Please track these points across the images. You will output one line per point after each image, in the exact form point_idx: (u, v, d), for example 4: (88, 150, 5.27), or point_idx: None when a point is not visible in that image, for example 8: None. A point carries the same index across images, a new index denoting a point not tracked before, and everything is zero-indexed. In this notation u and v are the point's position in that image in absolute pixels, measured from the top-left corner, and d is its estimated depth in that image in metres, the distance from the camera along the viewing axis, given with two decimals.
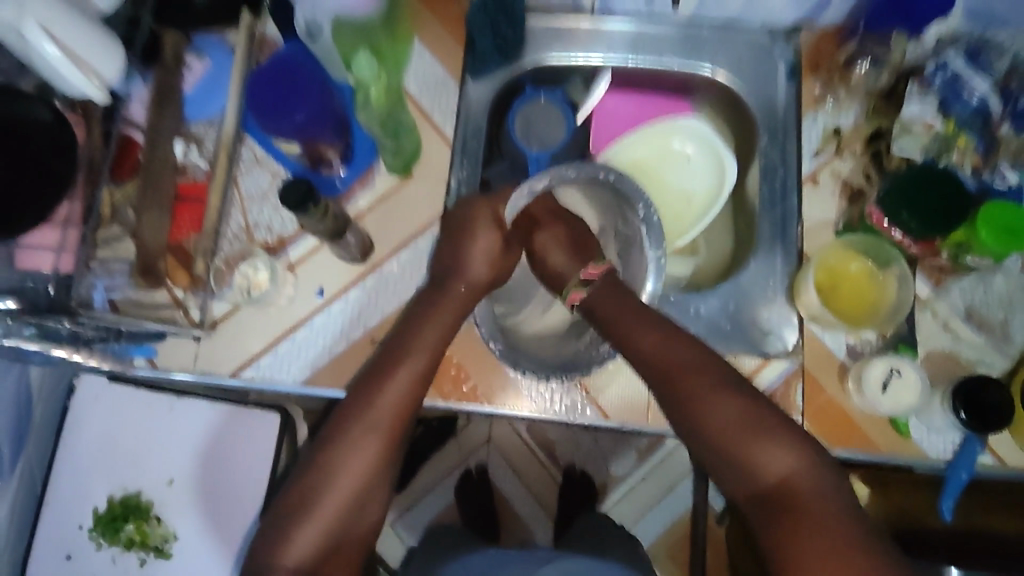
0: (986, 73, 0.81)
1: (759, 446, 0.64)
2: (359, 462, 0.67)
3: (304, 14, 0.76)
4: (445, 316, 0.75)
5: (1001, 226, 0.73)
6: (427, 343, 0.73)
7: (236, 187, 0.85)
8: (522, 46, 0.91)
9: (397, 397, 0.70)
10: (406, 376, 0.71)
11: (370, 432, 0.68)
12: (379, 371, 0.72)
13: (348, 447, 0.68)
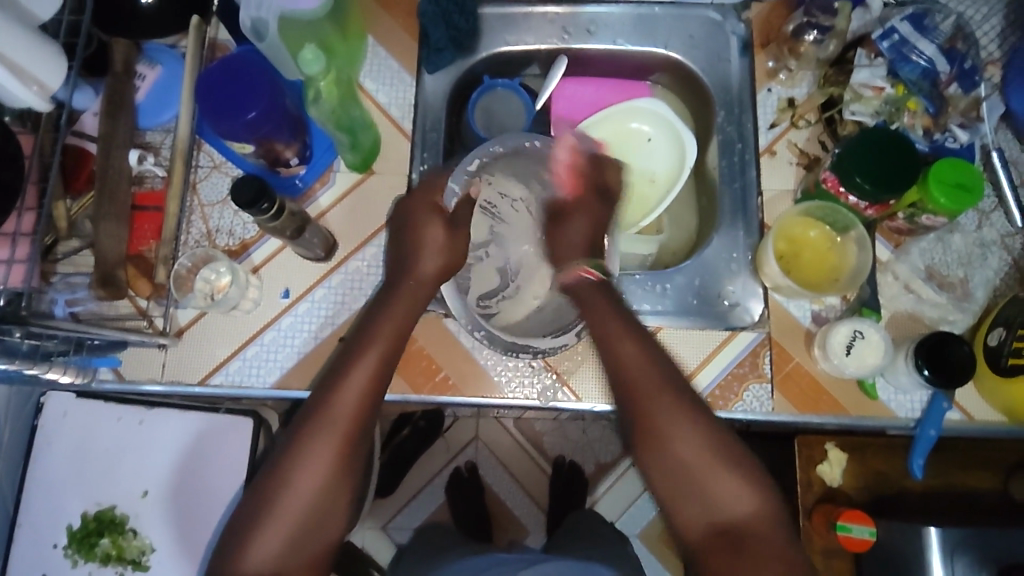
0: (932, 37, 0.84)
1: (704, 471, 0.65)
2: (324, 457, 0.64)
3: (248, 13, 0.74)
4: (400, 307, 0.70)
5: (951, 182, 0.74)
6: (387, 327, 0.69)
7: (195, 195, 0.85)
8: (478, 37, 0.92)
9: (354, 394, 0.66)
10: (360, 377, 0.66)
11: (328, 437, 0.64)
12: (334, 371, 0.67)
13: (306, 452, 0.64)
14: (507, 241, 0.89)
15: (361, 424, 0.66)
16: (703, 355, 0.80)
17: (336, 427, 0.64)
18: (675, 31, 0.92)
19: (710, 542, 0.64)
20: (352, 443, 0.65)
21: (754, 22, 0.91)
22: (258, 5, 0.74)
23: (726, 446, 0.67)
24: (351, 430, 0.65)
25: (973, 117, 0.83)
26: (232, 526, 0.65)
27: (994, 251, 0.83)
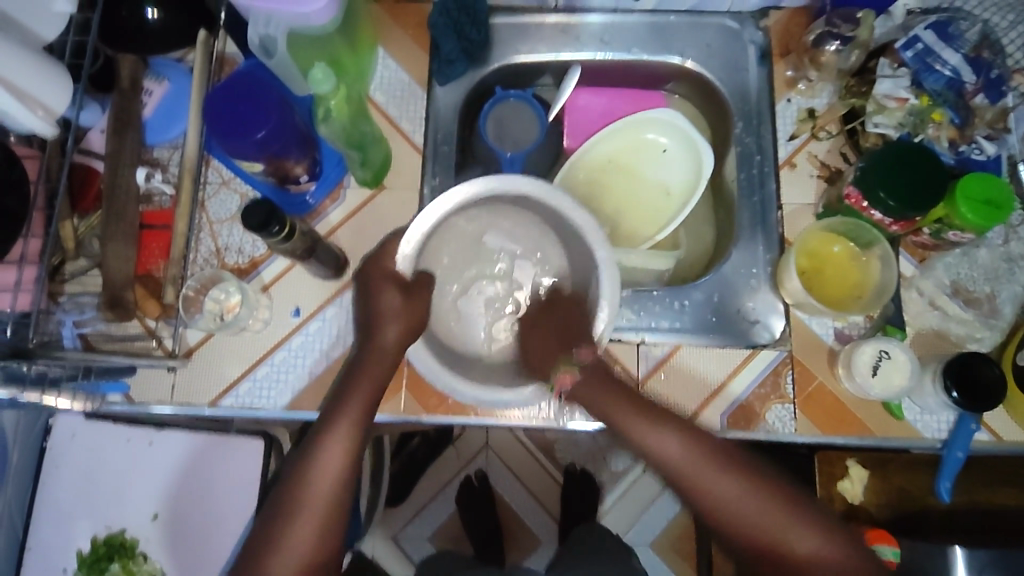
0: (956, 46, 0.81)
1: (782, 523, 0.65)
2: (303, 536, 0.65)
3: (257, 31, 0.72)
4: (366, 383, 0.71)
5: (979, 197, 0.72)
6: (355, 407, 0.70)
7: (202, 212, 0.83)
8: (489, 47, 0.90)
9: (327, 471, 0.67)
10: (338, 451, 0.68)
11: (305, 517, 0.65)
12: (303, 452, 0.68)
13: (286, 535, 0.64)
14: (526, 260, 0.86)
15: (340, 498, 0.67)
16: (723, 375, 0.79)
17: (311, 506, 0.66)
18: (691, 40, 0.90)
19: (760, 558, 0.66)
20: (330, 519, 0.66)
21: (773, 30, 0.89)
22: (265, 23, 0.72)
23: (790, 494, 0.67)
24: (326, 504, 0.66)
25: (1001, 128, 0.80)
26: None
27: None
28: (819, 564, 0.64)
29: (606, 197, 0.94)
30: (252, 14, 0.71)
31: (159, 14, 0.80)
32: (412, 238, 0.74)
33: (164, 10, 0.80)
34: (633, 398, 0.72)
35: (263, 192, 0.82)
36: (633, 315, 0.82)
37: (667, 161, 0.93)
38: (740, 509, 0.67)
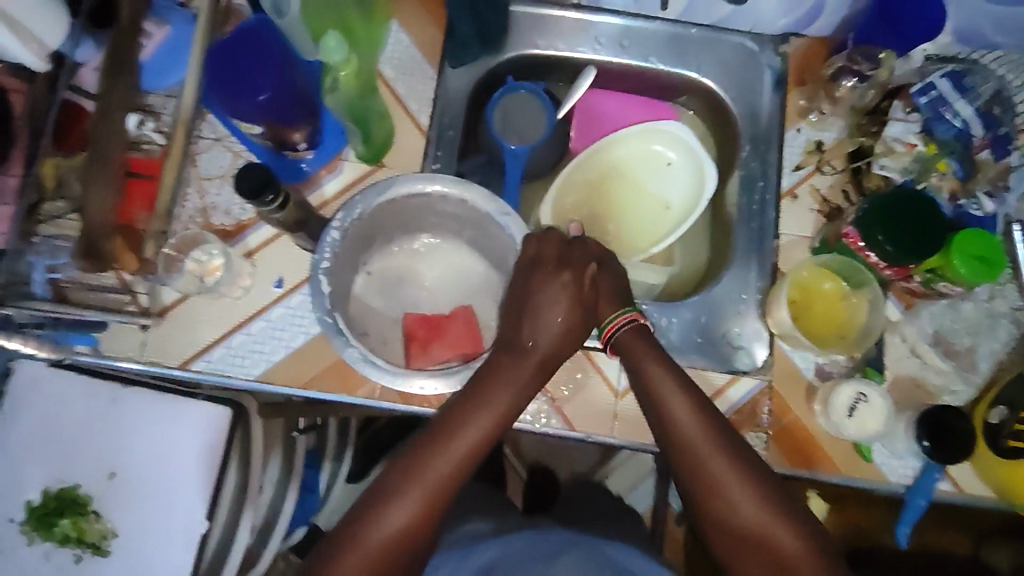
0: (969, 97, 0.81)
1: (768, 522, 0.64)
2: (415, 499, 0.64)
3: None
4: (519, 374, 0.70)
5: (975, 254, 0.72)
6: (502, 400, 0.68)
7: (193, 167, 0.81)
8: (507, 35, 0.88)
9: (443, 463, 0.65)
10: (465, 445, 0.66)
11: (415, 498, 0.64)
12: (432, 435, 0.67)
13: (387, 503, 0.64)
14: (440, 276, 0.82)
15: (454, 492, 0.66)
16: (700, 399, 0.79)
17: (418, 495, 0.64)
18: (709, 56, 0.89)
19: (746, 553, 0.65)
20: (434, 515, 0.64)
21: (792, 58, 0.88)
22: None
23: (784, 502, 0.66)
24: (439, 498, 0.65)
25: (1001, 186, 0.80)
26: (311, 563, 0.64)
27: (1004, 324, 0.82)
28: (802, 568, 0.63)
29: (607, 202, 0.93)
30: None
31: None
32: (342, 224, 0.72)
33: None
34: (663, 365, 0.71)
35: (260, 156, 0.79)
36: None
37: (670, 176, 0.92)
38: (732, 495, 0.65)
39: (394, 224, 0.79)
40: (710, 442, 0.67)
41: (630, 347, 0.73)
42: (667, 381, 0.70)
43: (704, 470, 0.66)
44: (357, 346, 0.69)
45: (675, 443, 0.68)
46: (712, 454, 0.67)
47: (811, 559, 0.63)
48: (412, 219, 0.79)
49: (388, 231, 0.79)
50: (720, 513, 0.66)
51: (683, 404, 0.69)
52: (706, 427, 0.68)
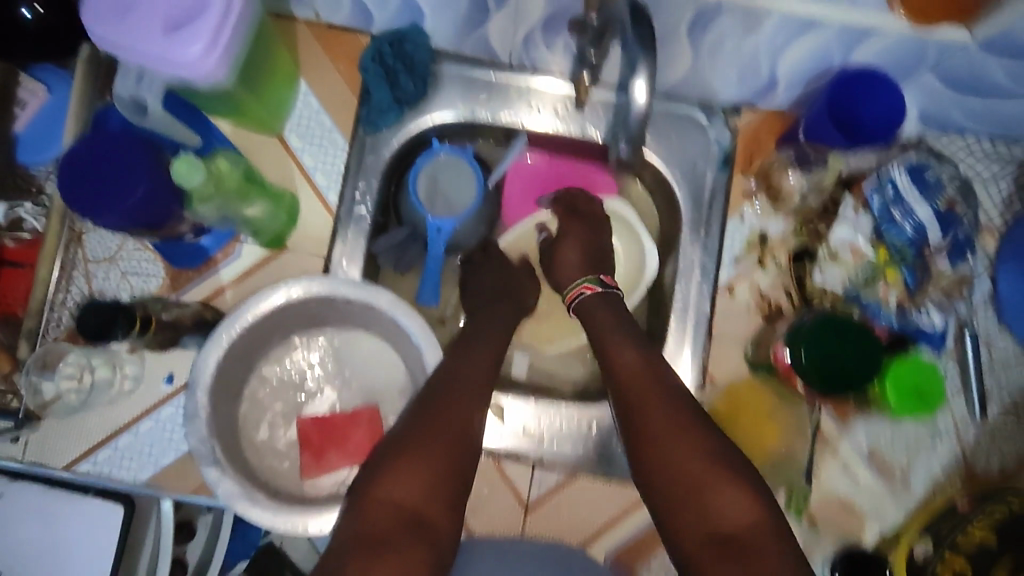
0: (931, 197, 0.72)
1: (696, 451, 0.60)
2: (420, 471, 0.59)
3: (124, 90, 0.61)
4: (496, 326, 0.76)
5: (910, 385, 0.66)
6: (481, 370, 0.68)
7: (78, 247, 0.74)
8: (428, 98, 0.79)
9: (445, 427, 0.62)
10: (481, 359, 0.70)
11: (419, 465, 0.60)
12: (429, 392, 0.65)
13: (401, 463, 0.59)
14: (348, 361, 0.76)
15: (461, 452, 0.62)
16: (614, 513, 0.76)
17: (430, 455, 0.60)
18: (655, 128, 0.79)
19: (678, 495, 0.60)
20: (456, 470, 0.61)
21: (741, 134, 0.79)
22: (139, 81, 0.62)
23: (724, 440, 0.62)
24: (450, 470, 0.61)
25: (954, 296, 0.74)
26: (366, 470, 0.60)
27: (944, 440, 0.77)
28: (740, 528, 0.57)
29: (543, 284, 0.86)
30: (123, 70, 0.62)
31: (38, 12, 0.66)
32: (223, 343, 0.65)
33: (53, 4, 0.67)
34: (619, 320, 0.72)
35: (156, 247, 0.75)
36: (535, 428, 0.77)
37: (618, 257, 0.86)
38: (664, 424, 0.63)
39: (291, 322, 0.72)
40: (651, 389, 0.65)
41: (593, 314, 0.74)
42: (608, 334, 0.71)
43: (659, 437, 0.62)
44: (229, 482, 0.62)
45: (627, 409, 0.66)
46: (670, 406, 0.64)
47: (722, 479, 0.59)
48: (312, 316, 0.72)
49: (285, 328, 0.72)
50: (665, 440, 0.62)
51: (636, 361, 0.68)
52: (649, 371, 0.67)
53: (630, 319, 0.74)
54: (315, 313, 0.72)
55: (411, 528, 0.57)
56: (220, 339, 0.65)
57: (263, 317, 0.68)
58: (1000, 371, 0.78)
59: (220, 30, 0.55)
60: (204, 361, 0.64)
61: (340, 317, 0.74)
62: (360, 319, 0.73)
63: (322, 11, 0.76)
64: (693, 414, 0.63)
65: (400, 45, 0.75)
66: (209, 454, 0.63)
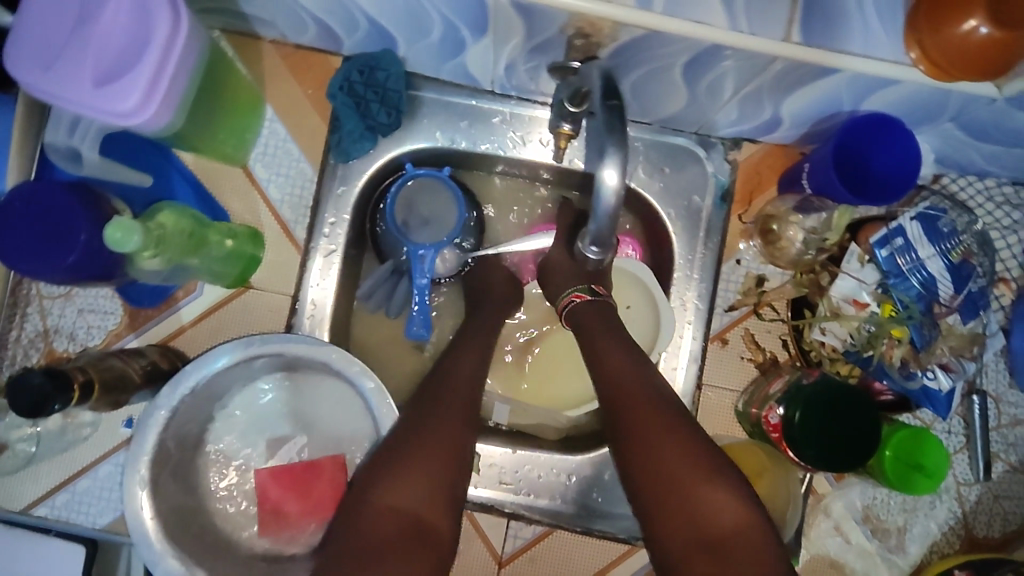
0: (943, 248, 0.68)
1: (693, 473, 0.54)
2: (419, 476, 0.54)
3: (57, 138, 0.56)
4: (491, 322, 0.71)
5: (909, 461, 0.62)
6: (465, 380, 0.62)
7: (34, 282, 0.71)
8: (403, 125, 0.74)
9: (440, 424, 0.57)
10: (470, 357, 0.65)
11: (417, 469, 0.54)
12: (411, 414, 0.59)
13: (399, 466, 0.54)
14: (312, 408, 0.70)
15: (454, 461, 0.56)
16: (593, 568, 0.73)
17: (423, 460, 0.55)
18: (645, 161, 0.74)
19: (667, 519, 0.53)
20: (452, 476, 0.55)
21: (740, 168, 0.74)
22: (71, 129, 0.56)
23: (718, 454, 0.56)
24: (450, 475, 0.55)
25: (965, 356, 0.68)
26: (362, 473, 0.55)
27: (944, 501, 0.73)
28: (734, 535, 0.52)
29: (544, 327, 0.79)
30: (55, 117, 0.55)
31: None
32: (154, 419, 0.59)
33: None
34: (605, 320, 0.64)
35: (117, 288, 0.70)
36: (511, 480, 0.72)
37: (630, 321, 0.72)
38: (658, 448, 0.55)
39: (247, 371, 0.66)
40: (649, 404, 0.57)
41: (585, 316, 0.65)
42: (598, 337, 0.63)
43: (652, 447, 0.55)
44: (178, 560, 0.58)
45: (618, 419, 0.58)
46: (664, 421, 0.56)
47: (727, 516, 0.52)
48: (270, 365, 0.67)
49: (241, 376, 0.67)
50: (659, 470, 0.54)
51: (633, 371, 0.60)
52: (639, 381, 0.59)
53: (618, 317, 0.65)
54: (262, 363, 0.66)
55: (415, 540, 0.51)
56: (163, 407, 0.59)
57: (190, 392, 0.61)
58: (1008, 429, 0.73)
59: (158, 79, 0.52)
60: (147, 433, 0.59)
61: (290, 364, 0.67)
62: (319, 369, 0.67)
63: (286, 33, 0.70)
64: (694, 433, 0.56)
65: (371, 71, 0.70)
66: (156, 528, 0.58)
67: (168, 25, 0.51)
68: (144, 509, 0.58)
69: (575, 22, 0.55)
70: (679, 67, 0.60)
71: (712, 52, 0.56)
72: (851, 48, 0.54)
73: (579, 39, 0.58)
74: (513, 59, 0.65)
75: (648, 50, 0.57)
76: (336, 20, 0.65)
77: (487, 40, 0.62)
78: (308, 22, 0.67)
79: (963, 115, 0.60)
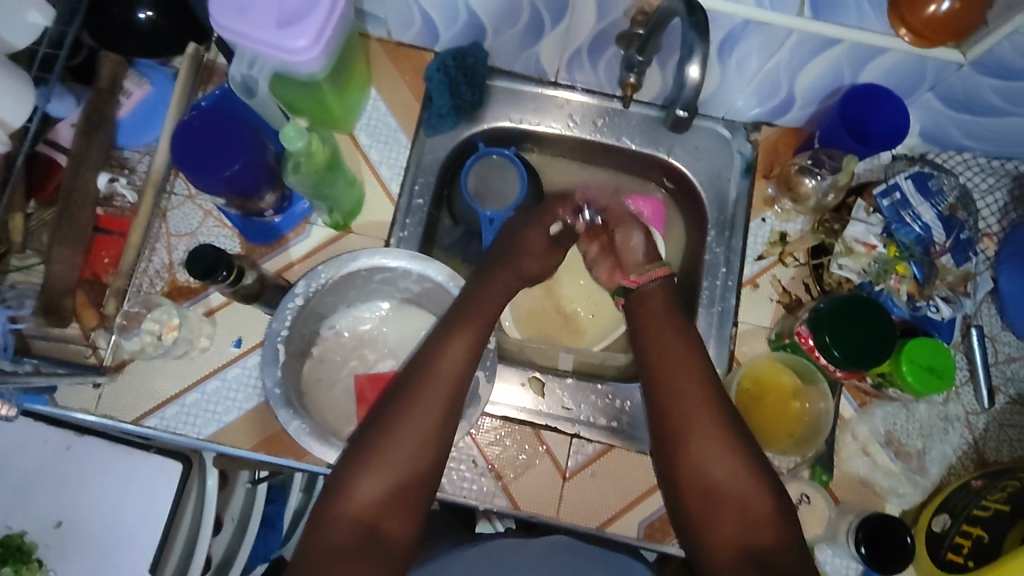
0: (933, 203, 0.81)
1: (740, 481, 0.62)
2: (382, 480, 0.61)
3: (239, 69, 0.73)
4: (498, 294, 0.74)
5: (922, 363, 0.73)
6: (449, 383, 0.67)
7: (163, 222, 0.82)
8: (483, 105, 0.89)
9: (402, 438, 0.63)
10: (461, 348, 0.69)
11: (380, 471, 0.61)
12: (381, 419, 0.64)
13: (363, 471, 0.61)
14: (400, 334, 0.81)
15: (422, 466, 0.63)
16: (648, 485, 0.80)
17: (388, 463, 0.62)
18: (683, 139, 0.89)
19: (711, 526, 0.62)
20: (417, 474, 0.62)
21: (761, 146, 0.89)
22: (250, 65, 0.72)
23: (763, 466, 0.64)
24: (415, 482, 0.62)
25: (960, 291, 0.81)
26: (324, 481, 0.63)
27: (956, 427, 0.82)
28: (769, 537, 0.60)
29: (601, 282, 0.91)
30: (238, 55, 0.72)
31: (150, 16, 0.79)
32: (297, 299, 0.74)
33: None
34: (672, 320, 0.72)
35: (236, 226, 0.82)
36: (571, 405, 0.82)
37: None
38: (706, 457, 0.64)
39: (354, 289, 0.79)
40: (704, 424, 0.65)
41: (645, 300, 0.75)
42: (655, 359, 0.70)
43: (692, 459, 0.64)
44: (299, 420, 0.69)
45: (671, 432, 0.66)
46: (713, 434, 0.64)
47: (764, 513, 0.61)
48: (370, 287, 0.80)
49: (350, 295, 0.80)
50: (708, 477, 0.63)
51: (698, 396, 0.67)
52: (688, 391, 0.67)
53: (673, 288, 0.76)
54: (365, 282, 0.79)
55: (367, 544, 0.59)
56: (297, 295, 0.74)
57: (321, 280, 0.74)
58: (1005, 365, 0.84)
59: (323, 29, 0.66)
60: (280, 317, 0.73)
61: (381, 284, 0.79)
62: (408, 287, 0.79)
63: (393, 30, 0.87)
64: (742, 464, 0.63)
65: (462, 58, 0.85)
66: (279, 397, 0.70)
67: None
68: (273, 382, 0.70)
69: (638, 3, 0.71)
70: (715, 46, 0.75)
71: (744, 27, 0.71)
72: (849, 22, 0.70)
73: (640, 18, 0.73)
74: (581, 48, 0.82)
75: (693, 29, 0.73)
76: (440, 13, 0.82)
77: (562, 27, 0.78)
78: (416, 17, 0.83)
79: (940, 83, 0.76)
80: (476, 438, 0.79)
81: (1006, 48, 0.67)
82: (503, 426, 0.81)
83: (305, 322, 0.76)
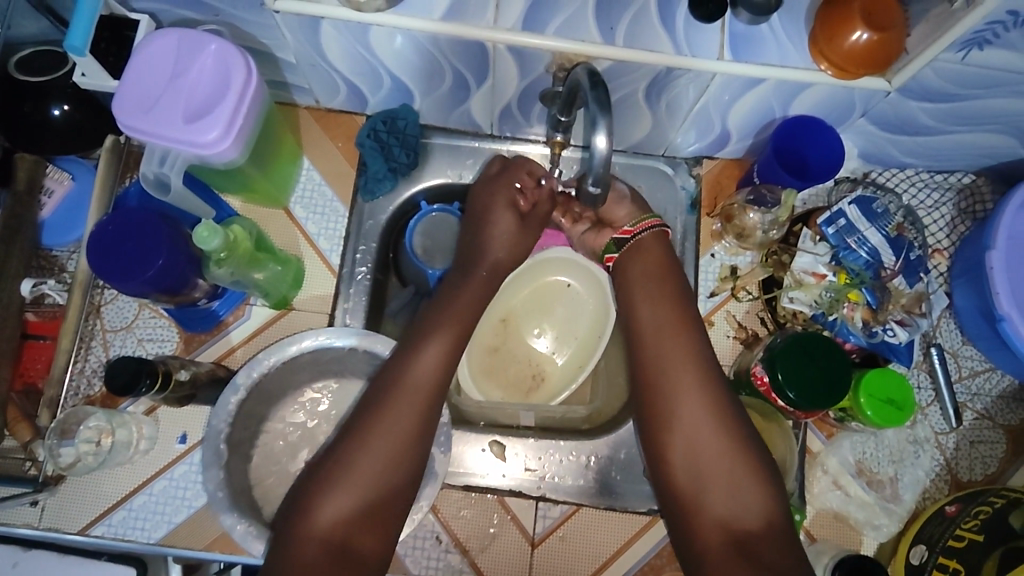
0: (880, 224, 0.81)
1: (714, 451, 0.68)
2: (350, 496, 0.65)
3: (150, 169, 0.70)
4: (457, 313, 0.74)
5: (881, 396, 0.71)
6: (420, 396, 0.69)
7: (98, 319, 0.79)
8: (419, 166, 0.87)
9: (372, 454, 0.66)
10: (429, 363, 0.70)
11: (350, 488, 0.65)
12: (349, 439, 0.68)
13: (332, 489, 0.65)
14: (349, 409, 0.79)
15: (392, 480, 0.67)
16: (615, 547, 0.78)
17: (356, 481, 0.65)
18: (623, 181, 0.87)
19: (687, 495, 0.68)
20: (388, 489, 0.66)
21: (704, 179, 0.88)
22: (162, 161, 0.69)
23: (735, 436, 0.68)
24: (386, 495, 0.66)
25: (915, 312, 0.80)
26: (294, 498, 0.67)
27: (927, 450, 0.81)
28: (742, 508, 0.66)
29: (562, 332, 0.86)
30: (147, 153, 0.69)
31: (66, 111, 0.75)
32: (233, 394, 0.72)
33: (77, 104, 0.76)
34: (659, 288, 0.76)
35: (172, 316, 0.80)
36: (535, 464, 0.80)
37: (573, 297, 0.87)
38: (685, 431, 0.69)
39: (302, 372, 0.77)
40: (685, 397, 0.70)
41: (637, 273, 0.78)
42: (647, 343, 0.74)
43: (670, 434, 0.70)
44: (245, 523, 0.69)
45: (652, 410, 0.71)
46: (689, 409, 0.70)
47: (732, 483, 0.67)
48: (317, 367, 0.77)
49: (300, 377, 0.78)
50: (682, 453, 0.69)
51: (691, 382, 0.70)
52: (665, 368, 0.72)
53: (677, 263, 0.78)
54: (310, 363, 0.77)
55: (339, 559, 0.63)
56: (238, 387, 0.72)
57: (257, 369, 0.72)
58: (969, 380, 0.83)
59: (234, 120, 0.64)
60: (221, 409, 0.71)
61: (321, 361, 0.76)
62: (357, 367, 0.78)
63: (320, 98, 0.86)
64: (715, 436, 0.68)
65: (392, 122, 0.83)
66: (220, 504, 0.69)
67: (244, 74, 0.64)
68: (217, 484, 0.69)
69: (557, 60, 0.69)
70: (642, 92, 0.74)
71: (667, 74, 0.70)
72: (772, 61, 0.68)
73: (562, 73, 0.71)
74: (510, 102, 0.80)
75: (616, 79, 0.71)
76: (364, 80, 0.80)
77: (487, 85, 0.77)
78: (340, 85, 0.82)
79: (871, 110, 0.74)
80: (440, 513, 0.78)
81: (930, 75, 0.66)
82: (468, 496, 0.79)
83: (246, 413, 0.73)
